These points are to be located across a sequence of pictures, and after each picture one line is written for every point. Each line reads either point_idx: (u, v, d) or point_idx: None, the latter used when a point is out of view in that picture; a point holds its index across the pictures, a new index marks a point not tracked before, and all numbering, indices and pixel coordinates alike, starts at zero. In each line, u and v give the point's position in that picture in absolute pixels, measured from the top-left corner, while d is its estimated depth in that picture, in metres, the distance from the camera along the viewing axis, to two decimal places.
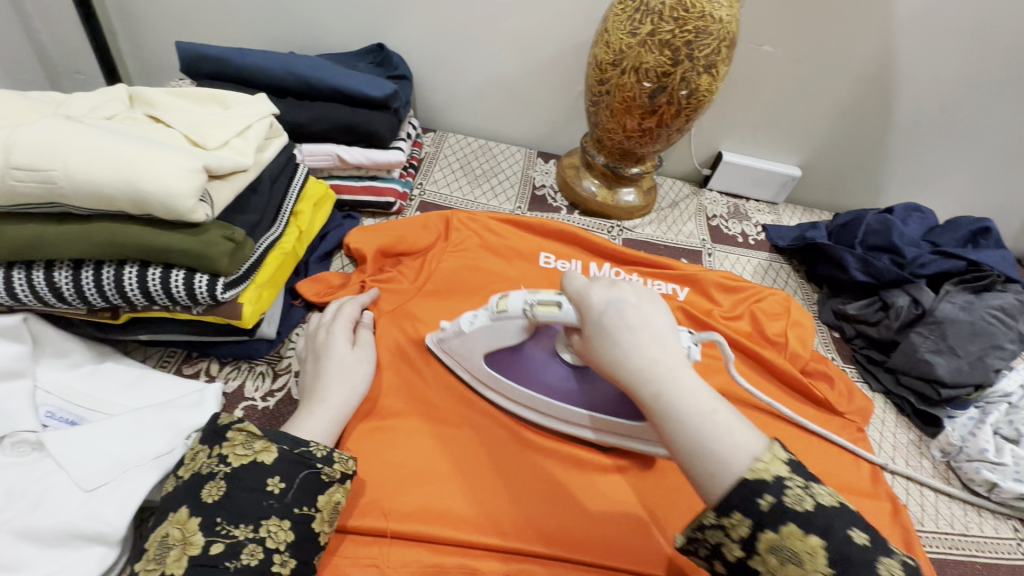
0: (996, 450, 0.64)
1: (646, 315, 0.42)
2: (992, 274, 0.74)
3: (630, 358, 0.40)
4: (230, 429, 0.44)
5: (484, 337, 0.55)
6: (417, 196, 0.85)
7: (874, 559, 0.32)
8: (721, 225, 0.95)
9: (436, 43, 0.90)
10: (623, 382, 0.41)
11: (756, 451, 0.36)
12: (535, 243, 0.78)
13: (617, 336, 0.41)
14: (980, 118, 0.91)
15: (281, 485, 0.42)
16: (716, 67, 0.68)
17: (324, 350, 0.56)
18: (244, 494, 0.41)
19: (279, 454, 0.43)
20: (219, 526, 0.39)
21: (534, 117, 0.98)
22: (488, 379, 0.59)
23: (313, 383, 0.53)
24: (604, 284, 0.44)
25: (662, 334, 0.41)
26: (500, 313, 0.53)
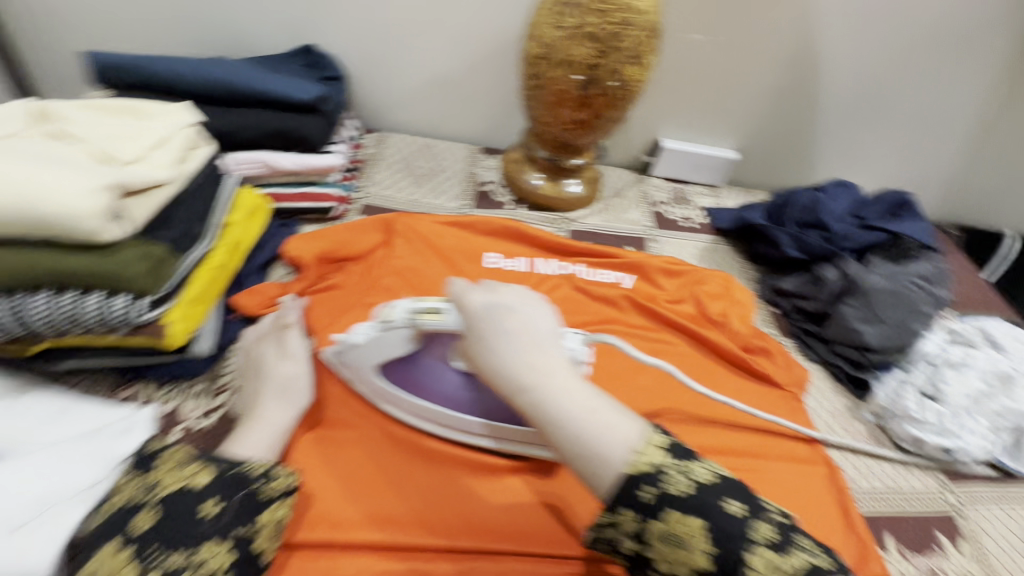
0: (919, 408, 0.69)
1: (524, 318, 0.45)
2: (910, 243, 0.78)
3: (509, 366, 0.42)
4: (159, 454, 0.44)
5: (374, 348, 0.52)
6: (359, 200, 0.83)
7: (746, 526, 0.37)
8: (665, 211, 0.98)
9: (368, 41, 0.88)
10: (502, 389, 0.43)
11: (635, 444, 0.40)
12: (480, 243, 0.79)
13: (495, 343, 0.43)
14: (897, 94, 0.97)
15: (216, 508, 0.41)
16: (643, 57, 0.70)
17: (258, 368, 0.55)
18: (178, 521, 0.40)
19: (213, 475, 0.43)
20: (152, 552, 0.39)
21: (475, 113, 0.97)
22: (381, 394, 0.56)
23: (251, 401, 0.53)
24: (481, 293, 0.46)
25: (539, 337, 0.44)
26: (385, 323, 0.52)
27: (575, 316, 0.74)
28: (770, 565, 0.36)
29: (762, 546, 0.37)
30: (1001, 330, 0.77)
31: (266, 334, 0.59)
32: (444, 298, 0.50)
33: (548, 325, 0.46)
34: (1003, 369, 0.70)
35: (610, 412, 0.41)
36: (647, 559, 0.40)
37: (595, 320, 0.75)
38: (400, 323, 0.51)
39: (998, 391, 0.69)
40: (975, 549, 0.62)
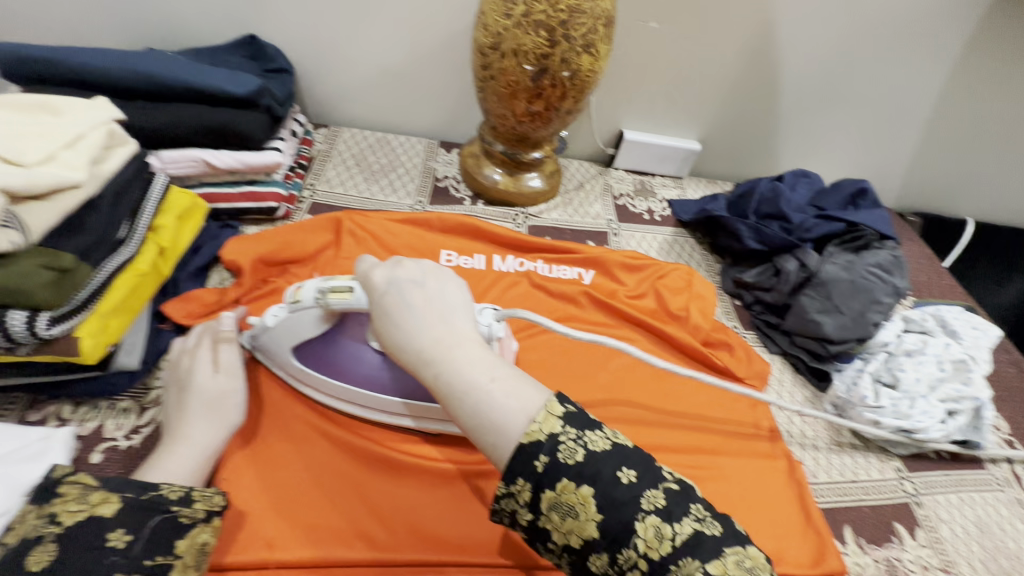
0: (875, 396, 0.69)
1: (431, 291, 0.44)
2: (868, 233, 0.78)
3: (411, 338, 0.42)
4: (62, 484, 0.40)
5: (285, 329, 0.53)
6: (307, 199, 0.80)
7: (637, 493, 0.36)
8: (628, 204, 0.96)
9: (314, 31, 0.84)
10: (407, 363, 0.42)
11: (533, 414, 0.38)
12: (435, 241, 0.76)
13: (399, 316, 0.43)
14: (855, 82, 0.96)
15: (126, 538, 0.38)
16: (595, 46, 0.67)
17: (186, 382, 0.52)
18: (80, 555, 0.36)
19: (123, 504, 0.39)
20: None
21: (431, 106, 0.94)
22: (299, 375, 0.56)
23: (177, 419, 0.50)
24: (388, 268, 0.46)
25: (445, 309, 0.44)
26: (296, 304, 0.52)
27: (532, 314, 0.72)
28: (657, 534, 0.35)
29: (649, 514, 0.36)
30: (955, 317, 0.79)
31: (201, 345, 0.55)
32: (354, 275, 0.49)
33: (458, 299, 0.45)
34: (958, 355, 0.70)
35: (513, 383, 0.40)
36: (544, 533, 0.38)
37: (554, 319, 0.73)
38: (309, 302, 0.51)
39: (952, 376, 0.69)
40: (930, 537, 0.63)
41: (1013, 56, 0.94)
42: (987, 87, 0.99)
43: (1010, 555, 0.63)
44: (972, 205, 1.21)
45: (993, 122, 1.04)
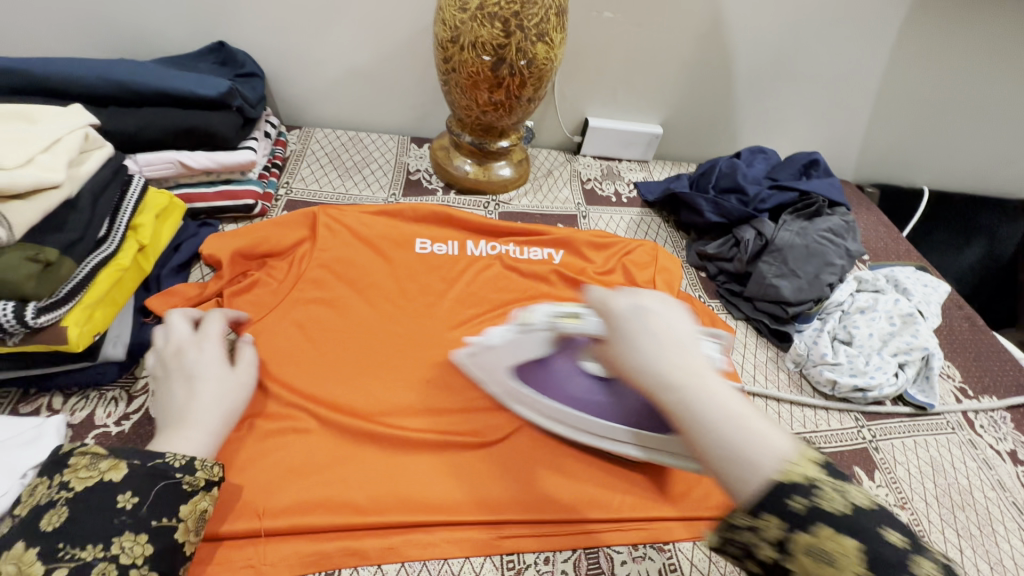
0: (833, 352, 0.73)
1: (670, 321, 0.45)
2: (818, 200, 0.83)
3: (653, 361, 0.42)
4: (72, 455, 0.43)
5: (510, 350, 0.57)
6: (283, 196, 0.82)
7: (908, 557, 0.32)
8: (596, 187, 1.00)
9: (282, 35, 0.87)
10: (646, 387, 0.42)
11: (787, 453, 0.36)
12: (409, 230, 0.79)
13: (639, 339, 0.44)
14: (804, 61, 1.01)
15: (134, 500, 0.41)
16: (549, 35, 0.71)
17: (197, 369, 0.52)
18: (93, 516, 0.40)
19: (129, 471, 0.42)
20: (62, 551, 0.38)
21: (401, 103, 0.97)
22: (514, 394, 0.60)
23: (182, 402, 0.49)
24: (629, 295, 0.48)
25: (684, 339, 0.44)
26: (524, 326, 0.56)
27: (504, 294, 0.76)
28: None
29: None
30: (906, 276, 0.84)
31: (214, 338, 0.56)
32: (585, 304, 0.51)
33: (693, 332, 0.45)
34: (906, 309, 0.74)
35: (761, 423, 0.38)
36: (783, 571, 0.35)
37: (526, 298, 0.76)
38: (540, 326, 0.55)
39: (901, 329, 0.74)
40: (887, 478, 0.67)
41: (949, 29, 0.99)
42: (930, 59, 1.04)
43: (962, 490, 0.68)
44: (927, 174, 1.27)
45: (939, 92, 1.10)
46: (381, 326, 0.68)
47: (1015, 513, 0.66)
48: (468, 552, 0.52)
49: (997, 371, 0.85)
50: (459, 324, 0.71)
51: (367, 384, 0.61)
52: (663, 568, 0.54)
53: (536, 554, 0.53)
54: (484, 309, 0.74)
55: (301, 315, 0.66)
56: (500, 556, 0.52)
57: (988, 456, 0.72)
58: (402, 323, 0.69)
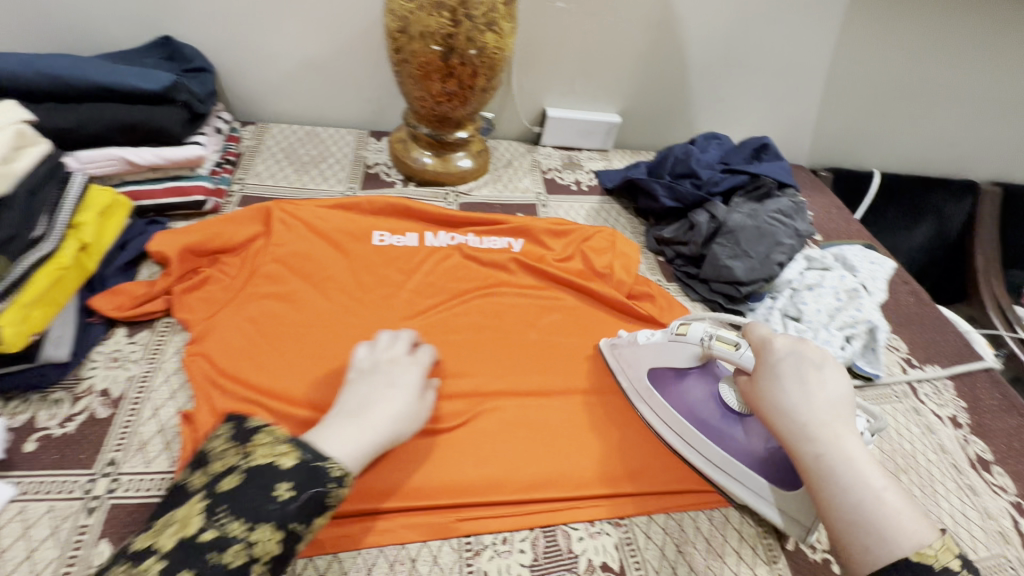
0: (783, 329, 0.76)
1: (827, 378, 0.51)
2: (767, 182, 0.85)
3: (798, 410, 0.49)
4: (259, 433, 0.47)
5: (655, 352, 0.64)
6: (237, 192, 0.81)
7: None
8: (556, 177, 1.01)
9: (230, 29, 0.85)
10: (786, 430, 0.49)
11: (926, 540, 0.42)
12: (367, 223, 0.79)
13: (788, 385, 0.51)
14: (754, 49, 1.04)
15: (287, 493, 0.43)
16: (497, 24, 0.71)
17: (397, 379, 0.57)
18: (251, 499, 0.42)
19: (296, 463, 0.45)
20: (218, 518, 0.41)
21: (357, 96, 0.96)
22: (643, 392, 0.65)
23: (370, 400, 0.54)
24: (791, 339, 0.54)
25: (835, 399, 0.49)
26: (678, 336, 0.62)
27: (463, 283, 0.76)
28: None
29: None
30: (854, 254, 0.87)
31: (419, 367, 0.60)
32: (743, 334, 0.58)
33: (849, 396, 0.50)
34: (851, 285, 0.77)
35: (904, 505, 0.44)
36: None
37: (486, 287, 0.77)
38: (694, 340, 0.60)
39: (847, 304, 0.77)
40: None
41: (888, 16, 1.03)
42: (872, 45, 1.08)
43: (905, 454, 0.71)
44: (878, 157, 1.32)
45: (883, 77, 1.14)
46: (339, 318, 0.68)
47: (954, 474, 0.70)
48: (425, 536, 0.53)
49: (940, 342, 0.89)
50: (416, 315, 0.71)
51: (325, 377, 0.61)
52: (618, 543, 0.55)
53: (494, 534, 0.54)
54: (441, 298, 0.74)
55: (253, 310, 0.65)
56: (458, 539, 0.53)
57: (931, 422, 0.76)
58: (360, 315, 0.69)
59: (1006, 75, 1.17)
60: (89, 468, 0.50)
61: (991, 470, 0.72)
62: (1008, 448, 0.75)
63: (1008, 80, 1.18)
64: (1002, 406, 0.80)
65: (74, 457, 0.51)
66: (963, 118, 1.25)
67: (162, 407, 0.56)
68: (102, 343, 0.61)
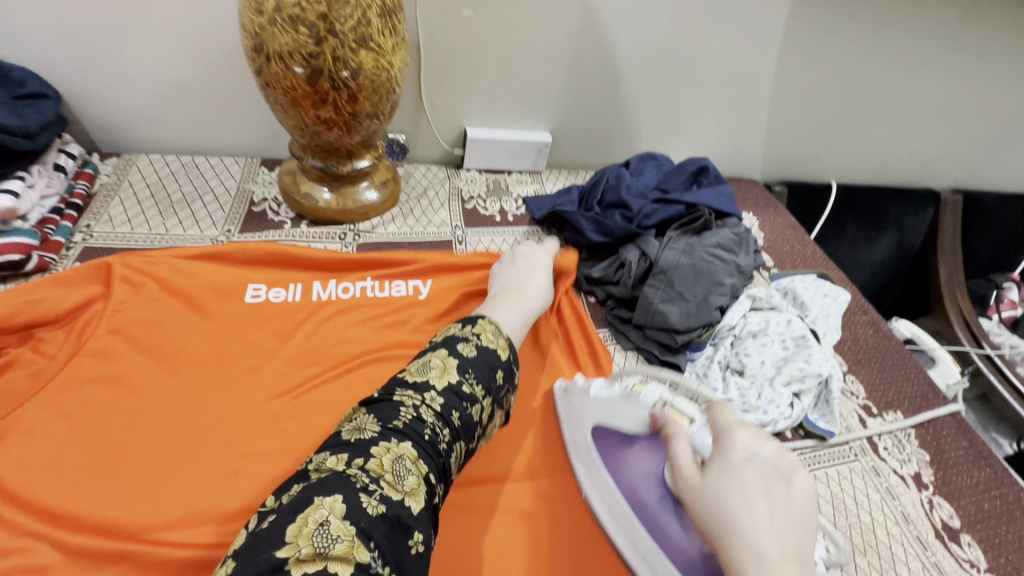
0: (724, 386, 0.66)
1: (797, 497, 0.39)
2: (704, 212, 0.75)
3: (759, 537, 0.36)
4: (480, 320, 0.57)
5: (606, 407, 0.55)
6: (78, 243, 0.68)
7: None
8: (478, 206, 0.90)
9: (73, 48, 0.72)
10: (735, 559, 0.36)
11: None
12: (239, 276, 0.66)
13: (749, 502, 0.38)
14: (693, 57, 0.94)
15: (501, 378, 0.53)
16: (373, 40, 0.60)
17: (536, 264, 0.70)
18: (486, 370, 0.52)
19: (507, 356, 0.55)
20: (468, 374, 0.51)
21: (242, 120, 0.83)
22: (585, 451, 0.57)
23: (523, 282, 0.67)
24: (753, 435, 0.42)
25: (800, 530, 0.37)
26: (631, 395, 0.53)
27: (349, 346, 0.64)
28: None
29: None
30: (805, 288, 0.78)
31: (547, 257, 0.72)
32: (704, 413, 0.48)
33: (814, 527, 0.38)
34: (799, 331, 0.68)
35: None
36: None
37: (378, 347, 0.65)
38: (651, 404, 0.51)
39: (795, 354, 0.67)
40: None
41: (835, 19, 0.95)
42: (819, 50, 0.99)
43: (864, 529, 0.62)
44: (834, 168, 1.24)
45: (832, 84, 1.06)
46: (181, 405, 0.56)
47: (919, 550, 0.61)
48: None
49: (902, 382, 0.80)
50: (289, 391, 0.59)
51: (149, 486, 0.50)
52: None
53: None
54: (322, 366, 0.62)
55: (64, 405, 0.53)
56: None
57: (892, 484, 0.67)
58: (212, 398, 0.57)
59: (962, 79, 1.09)
60: None
61: (960, 541, 0.63)
62: (977, 511, 0.66)
63: (963, 85, 1.11)
64: (969, 457, 0.72)
65: None
66: (920, 125, 1.18)
67: None
68: None
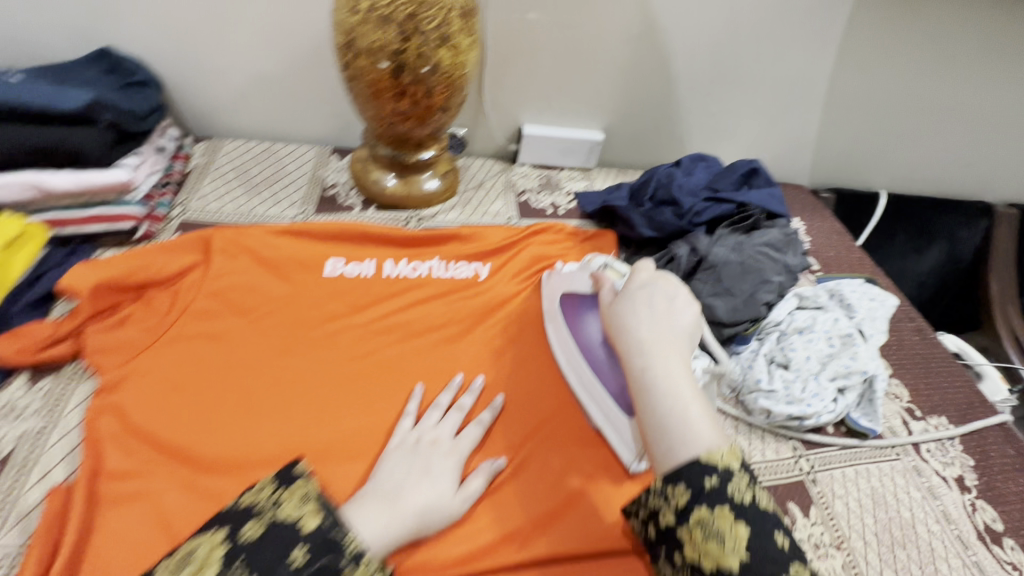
0: (768, 378, 0.69)
1: (675, 307, 0.52)
2: (755, 213, 0.79)
3: (638, 329, 0.50)
4: (300, 476, 0.43)
5: (571, 279, 0.68)
6: (177, 216, 0.75)
7: (788, 561, 0.38)
8: (531, 199, 0.94)
9: (177, 40, 0.79)
10: (624, 348, 0.50)
11: (715, 443, 0.42)
12: (319, 251, 0.72)
13: (637, 311, 0.52)
14: (747, 62, 0.96)
15: (302, 558, 0.38)
16: (453, 39, 0.65)
17: (428, 461, 0.54)
18: (270, 552, 0.38)
19: (317, 528, 0.40)
20: (234, 565, 0.37)
21: (317, 110, 0.90)
22: (552, 314, 0.69)
23: (404, 482, 0.51)
24: (652, 275, 0.56)
25: (676, 325, 0.50)
26: (587, 266, 0.69)
27: (416, 319, 0.69)
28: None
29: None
30: (852, 291, 0.79)
31: (457, 453, 0.56)
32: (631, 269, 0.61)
33: (692, 328, 0.51)
34: (846, 329, 0.70)
35: (705, 417, 0.44)
36: (676, 542, 0.41)
37: (442, 322, 0.70)
38: (595, 266, 0.68)
39: (841, 351, 0.69)
40: (823, 515, 0.62)
41: (893, 27, 0.96)
42: (875, 57, 1.00)
43: (904, 524, 0.63)
44: (885, 177, 1.23)
45: (887, 92, 1.06)
46: (269, 361, 0.62)
47: (959, 548, 0.62)
48: None
49: (947, 389, 0.80)
50: (361, 357, 0.64)
51: (247, 432, 0.56)
52: None
53: None
54: (390, 337, 0.67)
55: (168, 359, 0.59)
56: None
57: (933, 485, 0.68)
58: (297, 356, 0.63)
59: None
60: None
61: (1002, 544, 0.63)
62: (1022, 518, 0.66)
63: None
64: (1016, 465, 0.72)
65: None
66: (980, 136, 1.16)
67: (53, 469, 0.52)
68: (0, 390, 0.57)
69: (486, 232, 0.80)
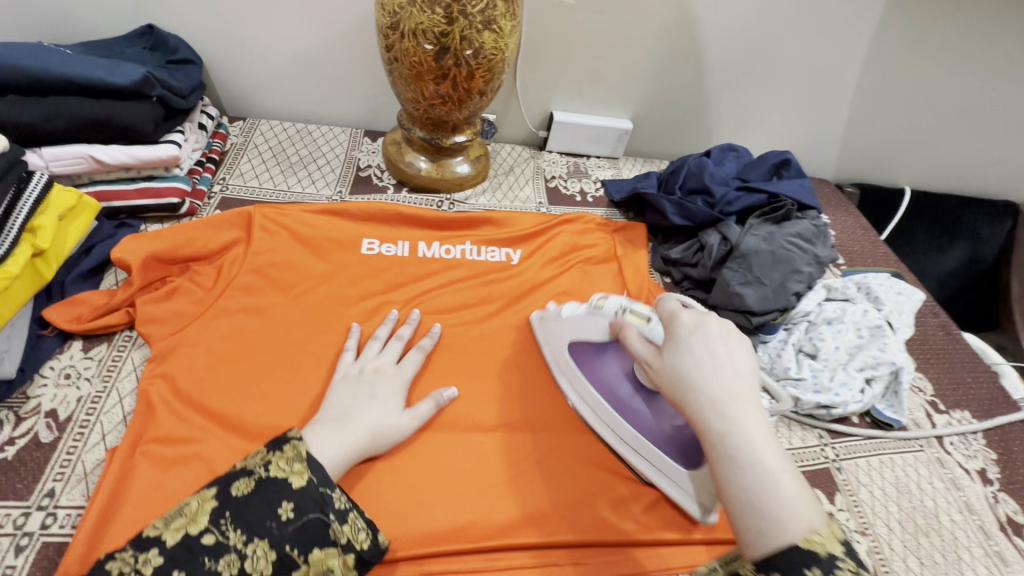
0: (796, 367, 0.70)
1: (735, 349, 0.46)
2: (787, 204, 0.79)
3: (706, 387, 0.44)
4: (289, 440, 0.46)
5: (576, 326, 0.63)
6: (217, 193, 0.77)
7: None
8: (560, 186, 0.95)
9: (218, 20, 0.80)
10: (692, 411, 0.44)
11: (815, 523, 0.38)
12: (356, 231, 0.74)
13: (699, 363, 0.45)
14: (779, 54, 0.96)
15: (290, 514, 0.42)
16: (496, 22, 0.66)
17: (375, 386, 0.58)
18: (257, 510, 0.41)
19: (306, 485, 0.43)
20: (222, 521, 0.41)
21: (352, 93, 0.91)
22: (564, 366, 0.64)
23: (353, 405, 0.54)
24: (695, 313, 0.49)
25: (742, 371, 0.44)
26: (598, 310, 0.62)
27: (451, 301, 0.70)
28: None
29: None
30: (879, 284, 0.80)
31: (401, 380, 0.60)
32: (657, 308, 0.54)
33: (756, 371, 0.45)
34: (875, 321, 0.71)
35: (798, 487, 0.40)
36: None
37: (476, 303, 0.71)
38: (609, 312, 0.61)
39: (869, 342, 0.71)
40: (848, 501, 0.64)
41: (930, 22, 0.95)
42: (910, 52, 0.99)
43: (927, 513, 0.64)
44: (909, 174, 1.23)
45: (919, 88, 1.05)
46: (311, 336, 0.63)
47: (982, 539, 0.63)
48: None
49: (971, 384, 0.81)
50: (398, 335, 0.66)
51: (292, 403, 0.58)
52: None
53: None
54: (425, 317, 0.69)
55: (213, 332, 0.61)
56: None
57: (956, 476, 0.69)
58: (337, 333, 0.64)
59: None
60: (25, 500, 0.49)
61: None
62: None
63: None
64: None
65: (11, 486, 0.49)
66: (1009, 135, 1.15)
67: (110, 432, 0.54)
68: (56, 356, 0.59)
69: (519, 218, 0.81)
